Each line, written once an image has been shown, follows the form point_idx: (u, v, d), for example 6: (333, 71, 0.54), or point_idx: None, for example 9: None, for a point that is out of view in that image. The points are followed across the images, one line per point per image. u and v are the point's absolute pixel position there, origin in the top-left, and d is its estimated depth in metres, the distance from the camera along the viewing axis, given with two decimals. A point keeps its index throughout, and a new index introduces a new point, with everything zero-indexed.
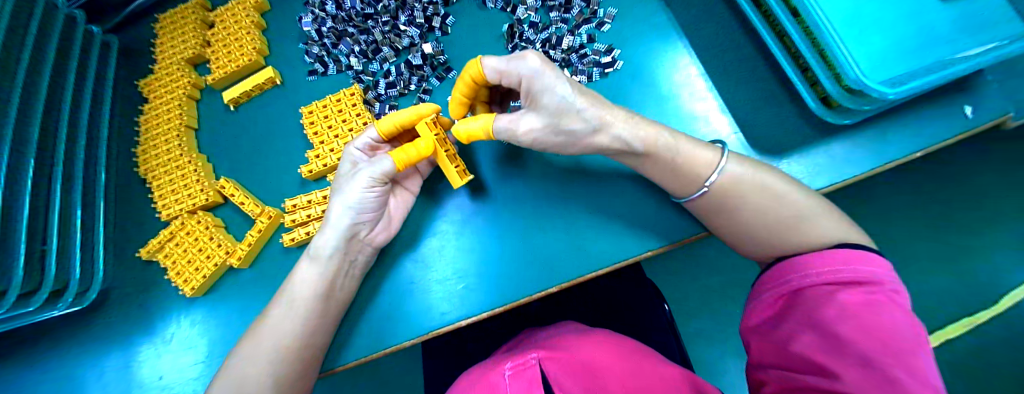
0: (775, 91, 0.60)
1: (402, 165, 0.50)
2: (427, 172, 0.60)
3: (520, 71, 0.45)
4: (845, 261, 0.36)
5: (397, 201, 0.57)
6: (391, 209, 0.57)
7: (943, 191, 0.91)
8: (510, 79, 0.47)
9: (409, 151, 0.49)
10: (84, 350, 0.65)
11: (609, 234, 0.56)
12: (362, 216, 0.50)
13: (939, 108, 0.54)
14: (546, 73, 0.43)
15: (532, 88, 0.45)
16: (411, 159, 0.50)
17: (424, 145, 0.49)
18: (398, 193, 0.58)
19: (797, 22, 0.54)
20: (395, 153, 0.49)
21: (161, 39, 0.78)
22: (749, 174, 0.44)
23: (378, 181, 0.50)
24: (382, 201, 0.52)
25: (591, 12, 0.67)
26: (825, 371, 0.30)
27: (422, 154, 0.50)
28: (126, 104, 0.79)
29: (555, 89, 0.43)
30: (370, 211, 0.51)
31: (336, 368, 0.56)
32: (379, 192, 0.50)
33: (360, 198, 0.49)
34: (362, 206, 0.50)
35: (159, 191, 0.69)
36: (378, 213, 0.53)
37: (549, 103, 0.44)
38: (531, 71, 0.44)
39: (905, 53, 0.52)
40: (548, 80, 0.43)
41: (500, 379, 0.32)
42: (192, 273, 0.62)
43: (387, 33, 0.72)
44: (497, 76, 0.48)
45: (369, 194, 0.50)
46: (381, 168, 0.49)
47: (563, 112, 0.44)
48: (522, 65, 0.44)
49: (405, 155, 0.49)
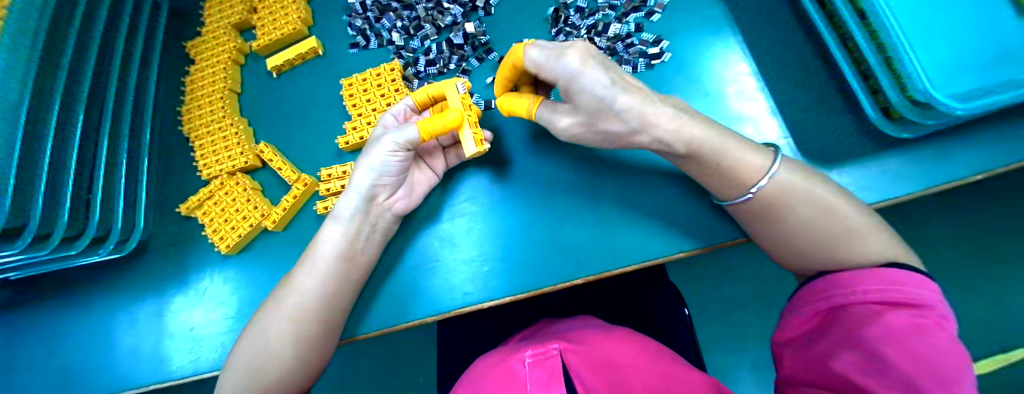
0: (831, 98, 0.57)
1: (427, 135, 0.49)
2: (454, 160, 0.61)
3: (559, 67, 0.44)
4: (898, 281, 0.34)
5: (419, 173, 0.58)
6: (411, 178, 0.57)
7: (996, 219, 0.86)
8: (547, 75, 0.47)
9: (436, 122, 0.49)
10: (124, 296, 0.68)
11: (642, 233, 0.55)
12: (382, 178, 0.51)
13: (1015, 129, 0.50)
14: (583, 73, 0.42)
15: (570, 86, 0.44)
16: (436, 130, 0.49)
17: (453, 117, 0.49)
18: (421, 166, 0.59)
19: (863, 24, 0.51)
20: (422, 123, 0.49)
21: (210, 3, 0.80)
22: (800, 183, 0.42)
23: (402, 148, 0.50)
24: (405, 167, 0.52)
25: (641, 1, 0.65)
26: (861, 392, 0.29)
27: (447, 127, 0.49)
28: (174, 64, 0.81)
29: (595, 86, 0.42)
30: (392, 176, 0.52)
31: (356, 336, 0.58)
32: (402, 157, 0.51)
33: (383, 162, 0.50)
34: (385, 169, 0.51)
35: (201, 151, 0.71)
36: (399, 179, 0.53)
37: (588, 100, 0.43)
38: (569, 67, 0.43)
39: (977, 66, 0.48)
40: (585, 81, 0.43)
41: (519, 366, 0.31)
42: (229, 232, 0.64)
43: (430, 10, 0.71)
44: (537, 68, 0.48)
45: (392, 159, 0.50)
46: (405, 135, 0.49)
47: (596, 112, 0.44)
48: (559, 65, 0.43)
49: (432, 125, 0.49)
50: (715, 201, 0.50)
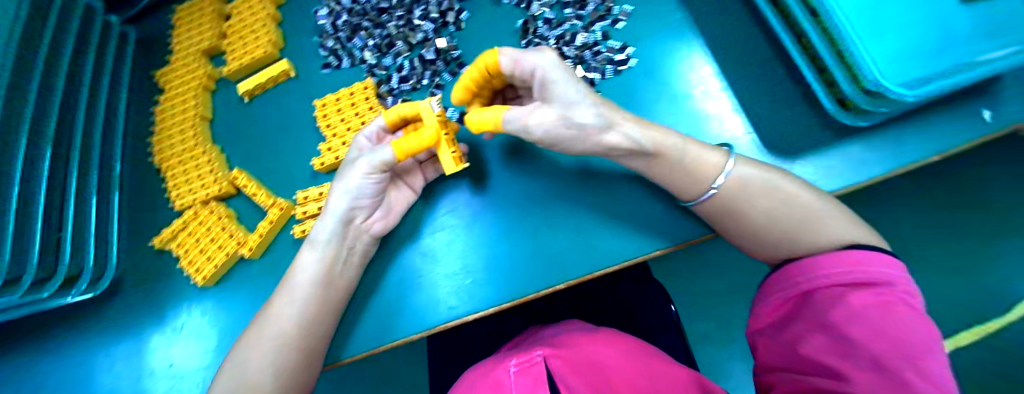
0: (791, 93, 0.59)
1: (402, 155, 0.49)
2: (432, 176, 0.61)
3: (536, 60, 0.45)
4: (858, 262, 0.35)
5: (396, 192, 0.58)
6: (390, 199, 0.57)
7: (958, 197, 0.90)
8: (523, 71, 0.47)
9: (411, 141, 0.48)
10: (98, 336, 0.66)
11: (618, 236, 0.56)
12: (359, 201, 0.51)
13: (958, 113, 0.53)
14: (558, 68, 0.44)
15: (546, 78, 0.45)
16: (412, 148, 0.49)
17: (428, 135, 0.48)
18: (398, 185, 0.59)
19: (815, 21, 0.53)
20: (397, 143, 0.48)
21: (178, 30, 0.79)
22: (757, 175, 0.44)
23: (377, 170, 0.50)
24: (381, 188, 0.53)
25: (606, 9, 0.67)
26: (834, 374, 0.31)
27: (423, 145, 0.49)
28: (143, 94, 0.80)
29: (570, 80, 0.44)
30: (368, 198, 0.52)
31: (340, 361, 0.57)
32: (377, 179, 0.51)
33: (359, 185, 0.50)
34: (360, 191, 0.51)
35: (172, 181, 0.69)
36: (376, 200, 0.54)
37: (563, 91, 0.43)
38: (546, 60, 0.45)
39: (925, 55, 0.50)
40: (561, 74, 0.44)
41: (505, 376, 0.31)
42: (205, 263, 0.63)
43: (401, 27, 0.72)
44: (511, 65, 0.48)
45: (368, 181, 0.50)
46: (379, 156, 0.49)
47: (574, 102, 0.43)
48: (536, 57, 0.45)
49: (407, 144, 0.48)
50: (681, 204, 0.51)
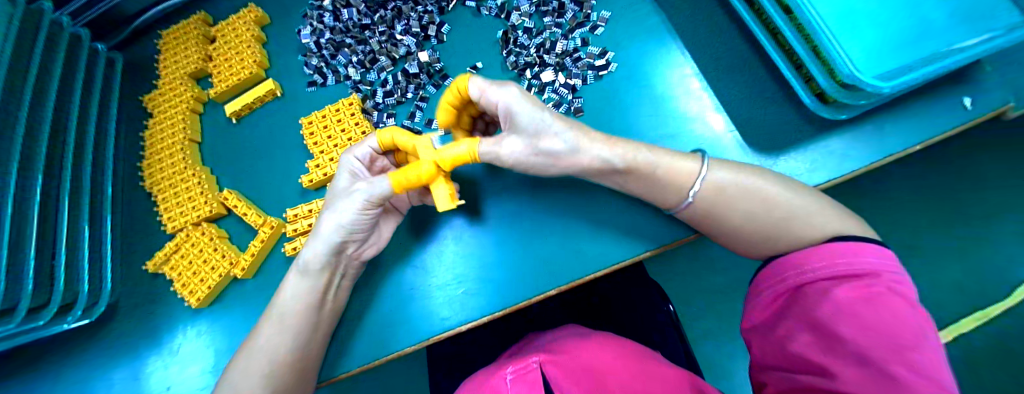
0: (772, 90, 0.60)
1: (399, 188, 0.47)
2: (417, 203, 0.59)
3: (498, 94, 0.46)
4: (839, 254, 0.36)
5: (386, 222, 0.57)
6: (381, 229, 0.57)
7: (948, 182, 0.90)
8: (489, 103, 0.48)
9: (407, 175, 0.46)
10: (95, 362, 0.66)
11: (606, 239, 0.56)
12: (351, 235, 0.50)
13: (940, 101, 0.53)
14: (523, 101, 0.45)
15: (510, 110, 0.46)
16: (409, 182, 0.47)
17: (426, 169, 0.46)
18: (388, 215, 0.57)
19: (789, 19, 0.55)
20: (394, 176, 0.46)
21: (164, 54, 0.80)
22: (731, 179, 0.44)
23: (373, 204, 0.48)
24: (374, 222, 0.51)
25: (584, 16, 0.68)
26: (825, 371, 0.30)
27: (421, 179, 0.46)
28: (132, 119, 0.80)
29: (533, 109, 0.45)
30: (361, 231, 0.51)
31: (335, 376, 0.57)
32: (372, 215, 0.50)
33: (353, 219, 0.48)
34: (353, 225, 0.49)
35: (165, 204, 0.70)
36: (368, 232, 0.53)
37: (528, 122, 0.45)
38: (509, 94, 0.45)
39: (900, 46, 0.51)
40: (525, 106, 0.45)
41: (502, 384, 0.30)
42: (198, 284, 0.63)
43: (384, 43, 0.73)
44: (479, 95, 0.49)
45: (362, 216, 0.49)
46: (374, 191, 0.47)
47: (538, 133, 0.45)
48: (501, 92, 0.46)
49: (403, 177, 0.46)
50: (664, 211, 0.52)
